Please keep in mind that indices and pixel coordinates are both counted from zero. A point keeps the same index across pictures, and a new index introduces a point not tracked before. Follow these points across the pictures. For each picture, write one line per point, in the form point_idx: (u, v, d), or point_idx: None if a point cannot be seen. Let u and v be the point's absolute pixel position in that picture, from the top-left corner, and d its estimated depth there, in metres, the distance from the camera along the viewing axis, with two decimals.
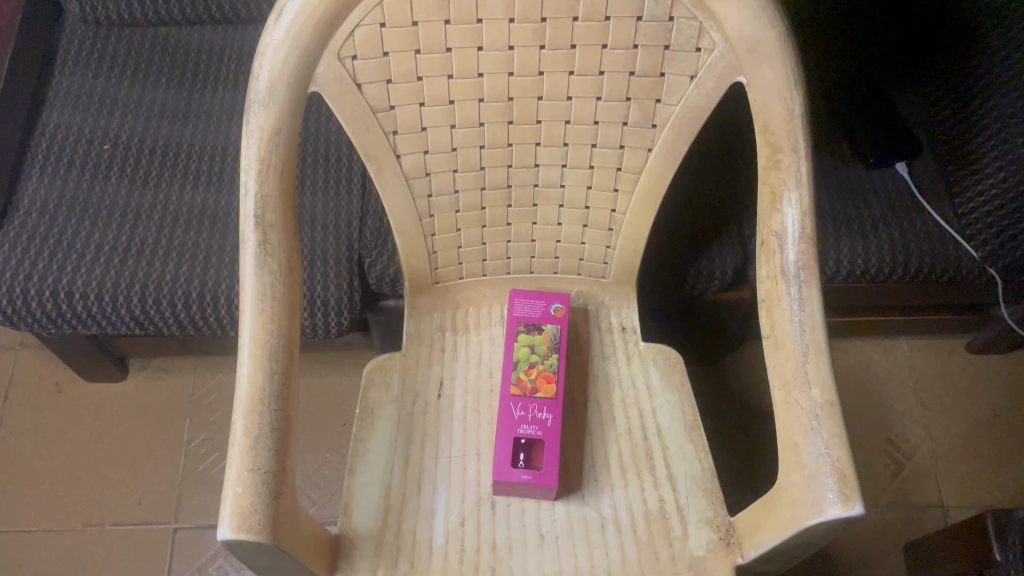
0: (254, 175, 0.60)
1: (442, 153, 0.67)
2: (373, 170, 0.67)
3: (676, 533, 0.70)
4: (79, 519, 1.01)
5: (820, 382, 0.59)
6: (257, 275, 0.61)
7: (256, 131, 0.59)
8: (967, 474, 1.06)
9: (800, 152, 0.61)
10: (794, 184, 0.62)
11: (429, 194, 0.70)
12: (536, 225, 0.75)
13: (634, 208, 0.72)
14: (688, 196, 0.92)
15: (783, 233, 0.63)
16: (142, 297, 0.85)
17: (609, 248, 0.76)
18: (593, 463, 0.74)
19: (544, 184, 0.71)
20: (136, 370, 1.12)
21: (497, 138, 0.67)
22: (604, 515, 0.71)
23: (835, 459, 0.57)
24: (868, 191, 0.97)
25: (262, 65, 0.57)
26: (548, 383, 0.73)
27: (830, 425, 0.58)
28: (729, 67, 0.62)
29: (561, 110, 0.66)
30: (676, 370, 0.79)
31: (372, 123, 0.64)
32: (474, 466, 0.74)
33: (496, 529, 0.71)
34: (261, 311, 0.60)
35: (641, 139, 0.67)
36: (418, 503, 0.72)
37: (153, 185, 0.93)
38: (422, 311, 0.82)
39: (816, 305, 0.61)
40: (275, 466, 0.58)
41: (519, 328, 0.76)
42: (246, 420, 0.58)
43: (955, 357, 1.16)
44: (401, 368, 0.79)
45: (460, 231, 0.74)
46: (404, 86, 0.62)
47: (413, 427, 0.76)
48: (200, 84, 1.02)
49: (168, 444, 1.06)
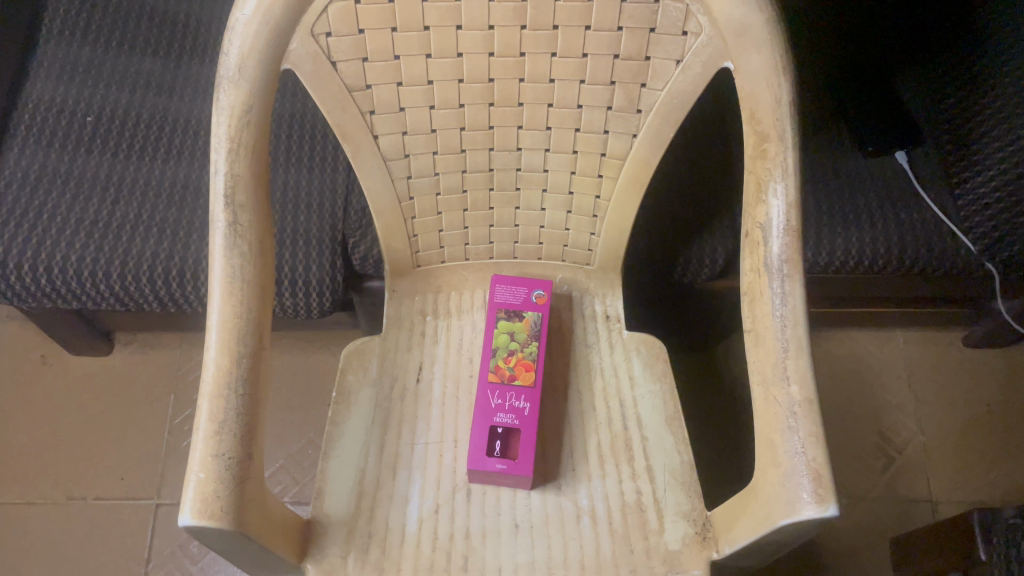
0: (224, 153, 0.58)
1: (421, 134, 0.65)
2: (350, 150, 0.65)
3: (652, 526, 0.69)
4: (62, 493, 1.01)
5: (799, 379, 0.58)
6: (226, 257, 0.59)
7: (226, 109, 0.57)
8: (959, 469, 1.05)
9: (788, 141, 0.59)
10: (780, 175, 0.60)
11: (408, 175, 0.68)
12: (519, 210, 0.73)
13: (619, 194, 0.70)
14: (681, 181, 0.90)
15: (768, 225, 0.61)
16: (122, 273, 0.85)
17: (593, 235, 0.74)
18: (571, 452, 0.73)
19: (527, 168, 0.69)
20: (122, 344, 1.11)
21: (478, 120, 0.65)
22: (580, 506, 0.71)
23: (811, 459, 0.56)
24: (867, 181, 0.95)
25: (232, 40, 0.55)
26: (526, 372, 0.72)
27: (808, 424, 0.57)
28: (716, 52, 0.60)
29: (544, 92, 0.63)
30: (660, 360, 0.78)
31: (347, 102, 0.62)
32: (450, 453, 0.73)
33: (470, 517, 0.70)
34: (230, 293, 0.59)
35: (626, 124, 0.65)
36: (392, 489, 0.71)
37: (135, 159, 0.91)
38: (403, 294, 0.80)
39: (800, 301, 0.60)
40: (241, 452, 0.57)
41: (499, 315, 0.74)
42: (211, 405, 0.57)
43: (951, 350, 1.13)
44: (380, 352, 0.77)
45: (441, 214, 0.72)
46: (380, 65, 0.60)
47: (391, 412, 0.75)
48: (186, 57, 1.00)
49: (153, 419, 1.06)
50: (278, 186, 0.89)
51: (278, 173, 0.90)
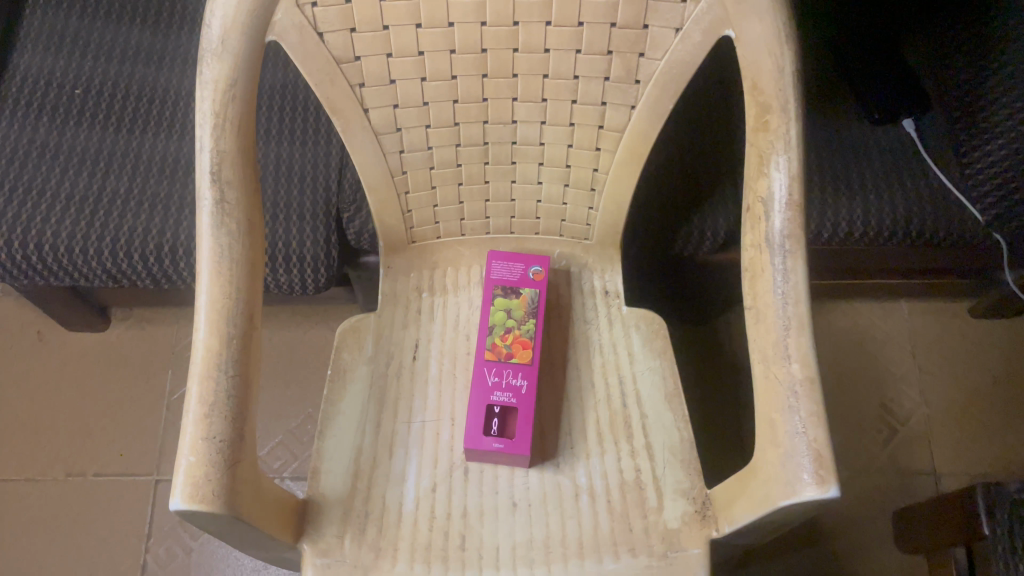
0: (210, 129, 0.57)
1: (412, 107, 0.63)
2: (339, 125, 0.64)
3: (651, 504, 0.68)
4: (61, 469, 1.00)
5: (800, 358, 0.57)
6: (214, 236, 0.58)
7: (210, 83, 0.56)
8: (962, 441, 1.04)
9: (791, 113, 0.57)
10: (782, 147, 0.58)
11: (401, 149, 0.66)
12: (515, 185, 0.71)
13: (617, 168, 0.68)
14: (682, 152, 0.88)
15: (770, 199, 0.60)
16: (113, 250, 0.83)
17: (591, 210, 0.73)
18: (569, 430, 0.72)
19: (522, 142, 0.67)
20: (118, 319, 1.10)
21: (471, 93, 0.63)
22: (579, 484, 0.70)
23: (812, 439, 0.55)
24: (872, 150, 0.93)
25: (214, 12, 0.54)
26: (523, 349, 0.71)
27: (809, 404, 0.56)
28: (717, 19, 0.58)
29: (539, 63, 0.61)
30: (660, 336, 0.76)
31: (335, 75, 0.60)
32: (447, 431, 0.73)
33: (468, 496, 0.70)
34: (219, 272, 0.58)
35: (623, 96, 0.63)
36: (389, 468, 0.70)
37: (124, 132, 0.89)
38: (398, 270, 0.79)
39: (801, 278, 0.58)
40: (232, 434, 0.56)
41: (496, 291, 0.73)
42: (201, 387, 0.56)
43: (956, 320, 1.12)
44: (376, 329, 0.76)
45: (435, 189, 0.71)
46: (369, 36, 0.58)
47: (387, 390, 0.74)
48: (176, 27, 0.98)
49: (150, 395, 1.05)
50: (270, 160, 0.87)
51: (270, 146, 0.88)
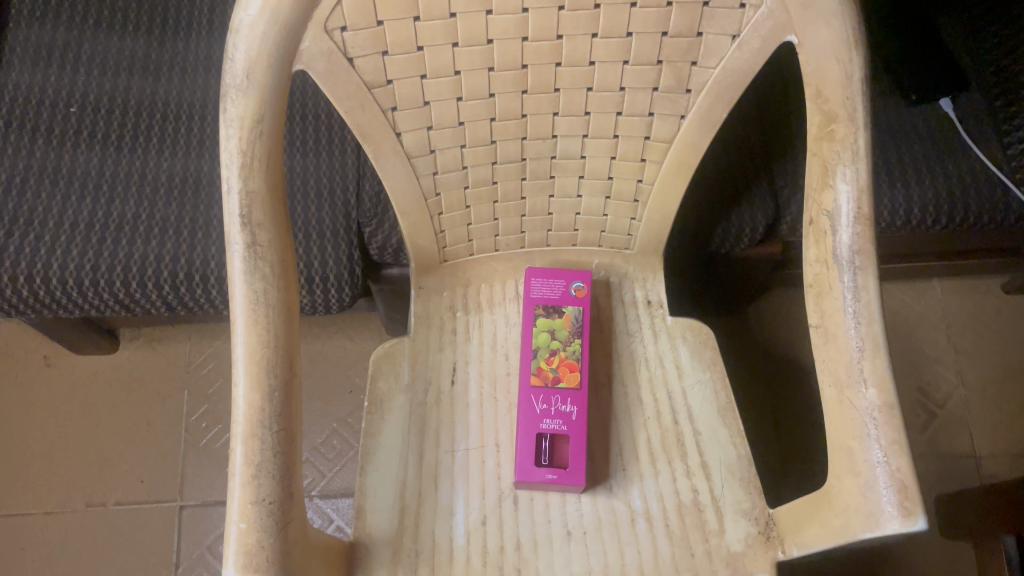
0: (237, 170, 0.52)
1: (447, 127, 0.59)
2: (371, 151, 0.60)
3: (712, 527, 0.66)
4: (80, 500, 0.97)
5: (877, 382, 0.54)
6: (248, 282, 0.54)
7: (235, 120, 0.51)
8: (1002, 421, 1.02)
9: (860, 122, 0.54)
10: (849, 158, 0.55)
11: (434, 171, 0.62)
12: (553, 199, 0.67)
13: (663, 178, 0.64)
14: (716, 146, 0.84)
15: (836, 213, 0.56)
16: (125, 279, 0.79)
17: (634, 220, 0.69)
18: (620, 450, 0.69)
19: (563, 156, 0.63)
20: (127, 339, 1.06)
21: (510, 109, 0.59)
22: (634, 508, 0.67)
23: (895, 469, 0.52)
24: (911, 132, 0.89)
25: (237, 44, 0.49)
26: (570, 372, 0.69)
27: (890, 431, 0.53)
28: (778, 25, 0.54)
29: (582, 76, 0.57)
30: (708, 347, 0.73)
31: (366, 100, 0.56)
32: (493, 458, 0.69)
33: (520, 527, 0.66)
34: (255, 322, 0.54)
35: (673, 106, 0.59)
36: (435, 502, 0.67)
37: (126, 150, 0.84)
38: (430, 290, 0.75)
39: (874, 296, 0.55)
40: (281, 494, 0.52)
41: (537, 311, 0.71)
42: (245, 447, 0.52)
43: (990, 298, 1.10)
44: (411, 354, 0.73)
45: (469, 208, 0.67)
46: (401, 57, 0.54)
47: (427, 417, 0.70)
48: (172, 32, 0.93)
49: (167, 417, 1.02)
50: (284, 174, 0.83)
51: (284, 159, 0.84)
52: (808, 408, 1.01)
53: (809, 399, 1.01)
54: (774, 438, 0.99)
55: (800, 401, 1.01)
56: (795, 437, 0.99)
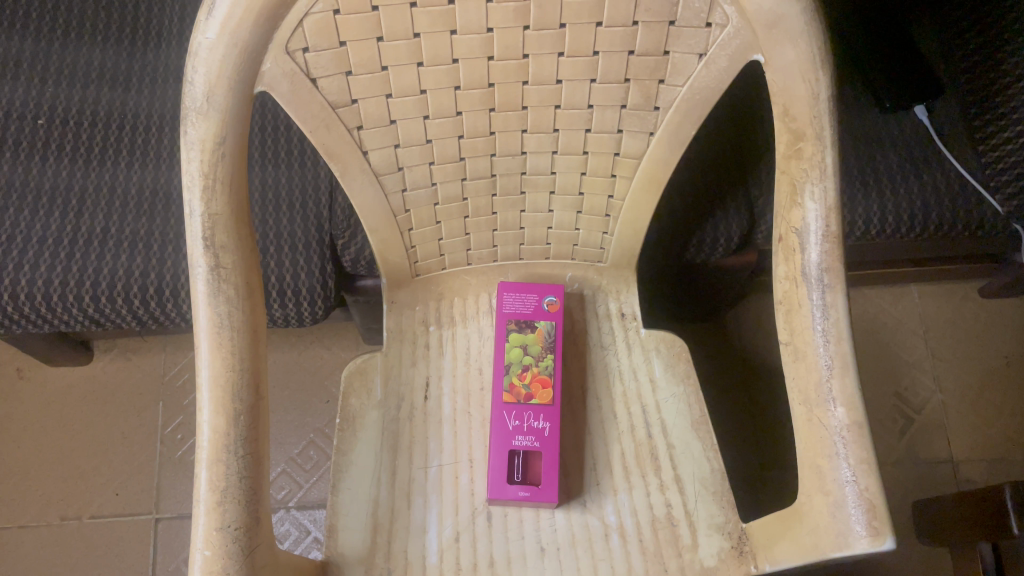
0: (199, 192, 0.52)
1: (415, 145, 0.59)
2: (338, 170, 0.59)
3: (685, 541, 0.66)
4: (55, 514, 0.96)
5: (845, 401, 0.54)
6: (212, 305, 0.53)
7: (196, 144, 0.51)
8: (978, 427, 1.03)
9: (827, 140, 0.54)
10: (817, 176, 0.55)
11: (403, 188, 0.62)
12: (525, 213, 0.67)
13: (634, 193, 0.64)
14: (691, 157, 0.84)
15: (804, 231, 0.56)
16: (94, 295, 0.78)
17: (606, 234, 0.69)
18: (594, 464, 0.69)
19: (533, 171, 0.63)
20: (101, 351, 1.05)
21: (478, 127, 0.59)
22: (608, 523, 0.67)
23: (864, 488, 0.52)
24: (886, 140, 0.89)
25: (196, 67, 0.48)
26: (543, 388, 0.68)
27: (859, 450, 0.53)
28: (744, 44, 0.53)
29: (550, 94, 0.57)
30: (682, 360, 0.73)
31: (332, 121, 0.56)
32: (466, 474, 0.69)
33: (493, 543, 0.66)
34: (219, 345, 0.53)
35: (641, 122, 0.59)
36: (408, 520, 0.66)
37: (96, 163, 0.83)
38: (402, 304, 0.75)
39: (842, 314, 0.55)
40: (247, 519, 0.52)
41: (510, 326, 0.70)
42: (210, 473, 0.52)
43: (967, 302, 1.10)
44: (383, 369, 0.72)
45: (440, 224, 0.66)
46: (366, 77, 0.54)
47: (400, 433, 0.70)
48: (142, 42, 0.91)
49: (142, 430, 1.01)
50: (254, 186, 0.82)
51: (254, 171, 0.83)
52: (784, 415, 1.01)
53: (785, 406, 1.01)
54: (750, 444, 0.99)
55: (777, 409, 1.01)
56: (772, 444, 0.99)
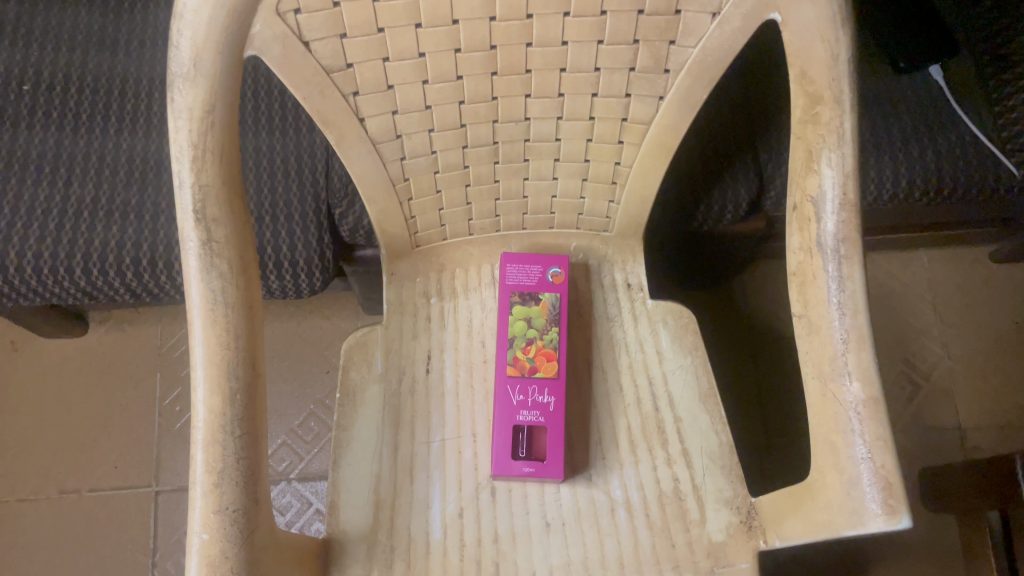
0: (188, 163, 0.50)
1: (414, 111, 0.57)
2: (333, 138, 0.57)
3: (693, 516, 0.64)
4: (54, 487, 0.95)
5: (861, 375, 0.52)
6: (205, 280, 0.52)
7: (184, 111, 0.49)
8: (986, 393, 1.02)
9: (845, 104, 0.52)
10: (835, 142, 0.53)
11: (402, 157, 0.60)
12: (528, 181, 0.65)
13: (642, 161, 0.62)
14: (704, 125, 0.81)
15: (820, 199, 0.54)
16: (86, 266, 0.76)
17: (612, 203, 0.67)
18: (600, 438, 0.68)
19: (537, 138, 0.61)
20: (97, 323, 1.03)
21: (479, 92, 0.57)
22: (614, 497, 0.66)
23: (880, 466, 0.50)
24: (900, 102, 0.87)
25: (181, 30, 0.46)
26: (547, 362, 0.67)
27: (874, 427, 0.51)
28: (760, 3, 0.52)
29: (555, 57, 0.55)
30: (690, 332, 0.71)
31: (326, 86, 0.53)
32: (470, 449, 0.67)
33: (497, 519, 0.65)
34: (213, 322, 0.52)
35: (651, 86, 0.57)
36: (411, 495, 0.65)
37: (84, 130, 0.81)
38: (402, 276, 0.73)
39: (859, 287, 0.53)
40: (246, 501, 0.50)
41: (513, 299, 0.68)
42: (206, 454, 0.50)
43: (977, 268, 1.08)
44: (384, 343, 0.70)
45: (440, 193, 0.64)
46: (361, 40, 0.51)
47: (402, 408, 0.68)
48: (128, 4, 0.88)
49: (140, 401, 1.00)
50: (251, 153, 0.80)
51: (248, 137, 0.81)
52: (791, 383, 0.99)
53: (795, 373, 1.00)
54: (758, 414, 0.98)
55: (785, 376, 1.00)
56: (780, 413, 0.98)
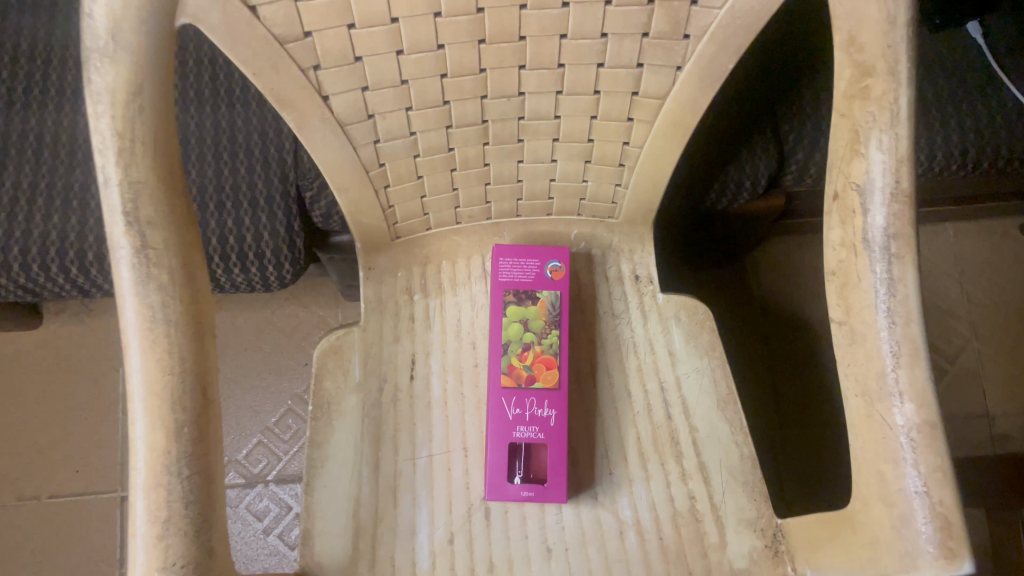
0: (114, 156, 0.42)
1: (387, 88, 0.48)
2: (292, 120, 0.48)
3: (711, 540, 0.57)
4: (10, 494, 0.88)
5: (915, 396, 0.44)
6: (141, 295, 0.44)
7: (104, 94, 0.41)
8: (1016, 377, 0.95)
9: (901, 77, 0.44)
10: (886, 121, 0.45)
11: (375, 140, 0.51)
12: (523, 165, 0.56)
13: (655, 141, 0.54)
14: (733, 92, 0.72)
15: (867, 188, 0.46)
16: (26, 262, 0.70)
17: (619, 187, 0.58)
18: (606, 451, 0.60)
19: (532, 116, 0.52)
20: (52, 314, 0.95)
21: (465, 64, 0.48)
22: (623, 519, 0.58)
23: (937, 502, 0.43)
24: (935, 64, 0.78)
25: None
26: (547, 370, 0.59)
27: (930, 456, 0.44)
28: None
29: (554, 21, 0.46)
30: (706, 330, 0.63)
31: (282, 60, 0.45)
32: (460, 465, 0.60)
33: (492, 545, 0.58)
34: (152, 345, 0.44)
35: (667, 55, 0.48)
36: (394, 520, 0.58)
37: (19, 109, 0.74)
38: (381, 270, 0.65)
39: (913, 290, 0.45)
40: (197, 553, 0.43)
41: (507, 298, 0.60)
42: (148, 501, 0.43)
43: (1008, 241, 1.00)
44: (361, 348, 0.62)
45: (422, 180, 0.55)
46: (320, 2, 0.42)
47: (383, 421, 0.61)
48: None
49: (103, 399, 0.92)
50: (194, 131, 0.71)
51: (186, 112, 0.72)
52: (822, 379, 0.93)
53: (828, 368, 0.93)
54: (782, 411, 0.92)
55: (810, 369, 0.93)
56: (807, 411, 0.92)
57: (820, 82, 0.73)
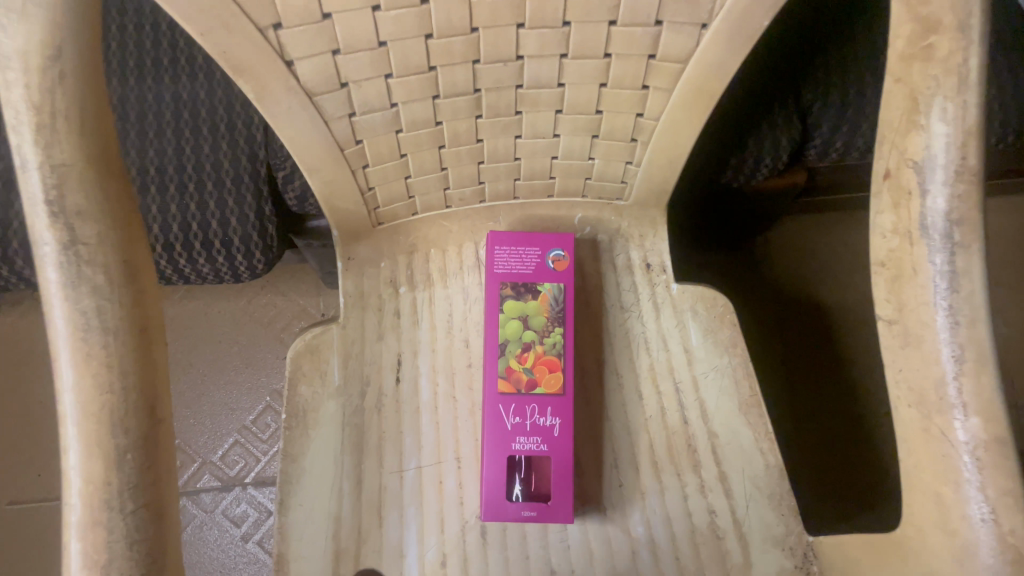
0: (31, 133, 0.35)
1: (362, 51, 0.41)
2: (251, 90, 0.41)
3: (734, 560, 0.51)
4: None
5: (982, 408, 0.38)
6: (71, 299, 0.36)
7: (14, 58, 0.34)
8: None
9: (972, 34, 0.37)
10: (952, 86, 0.38)
11: (350, 112, 0.44)
12: (521, 140, 0.49)
13: (674, 112, 0.47)
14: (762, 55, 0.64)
15: (926, 165, 0.39)
16: None
17: (630, 165, 0.52)
18: (615, 461, 0.54)
19: (533, 84, 0.45)
20: None
21: (454, 21, 0.41)
22: (635, 536, 0.52)
23: (1009, 532, 0.37)
24: None
25: None
26: (549, 373, 0.53)
27: (1000, 478, 0.37)
28: None
29: None
30: (726, 324, 0.57)
31: (236, 16, 0.38)
32: (453, 478, 0.54)
33: (489, 567, 0.52)
34: (87, 357, 0.36)
35: (691, 10, 0.41)
36: (379, 542, 0.51)
37: None
38: (362, 260, 0.58)
39: (979, 284, 0.39)
40: None
41: (504, 291, 0.54)
42: (84, 544, 0.35)
43: None
44: (341, 348, 0.55)
45: (406, 158, 0.49)
46: None
47: (366, 430, 0.54)
48: None
49: None
50: (150, 104, 0.63)
51: (141, 83, 0.64)
52: (845, 373, 0.87)
53: (852, 361, 0.87)
54: (803, 409, 0.86)
55: (828, 358, 0.88)
56: (823, 403, 0.86)
57: (848, 45, 0.65)
